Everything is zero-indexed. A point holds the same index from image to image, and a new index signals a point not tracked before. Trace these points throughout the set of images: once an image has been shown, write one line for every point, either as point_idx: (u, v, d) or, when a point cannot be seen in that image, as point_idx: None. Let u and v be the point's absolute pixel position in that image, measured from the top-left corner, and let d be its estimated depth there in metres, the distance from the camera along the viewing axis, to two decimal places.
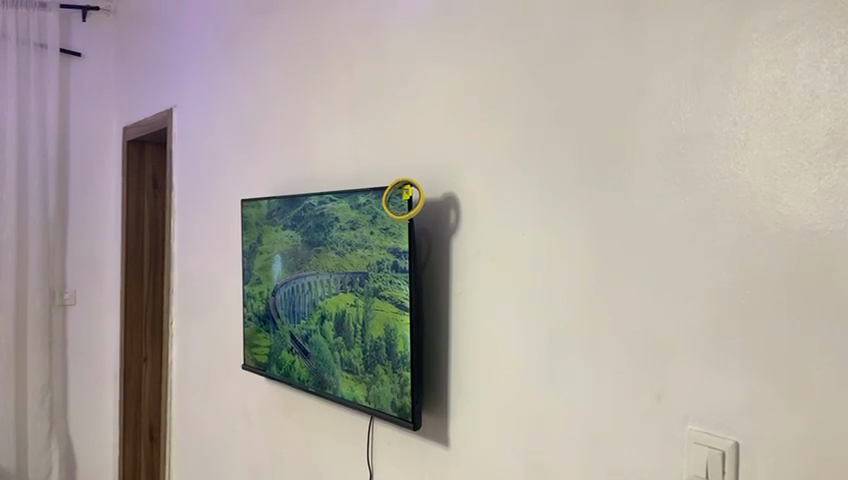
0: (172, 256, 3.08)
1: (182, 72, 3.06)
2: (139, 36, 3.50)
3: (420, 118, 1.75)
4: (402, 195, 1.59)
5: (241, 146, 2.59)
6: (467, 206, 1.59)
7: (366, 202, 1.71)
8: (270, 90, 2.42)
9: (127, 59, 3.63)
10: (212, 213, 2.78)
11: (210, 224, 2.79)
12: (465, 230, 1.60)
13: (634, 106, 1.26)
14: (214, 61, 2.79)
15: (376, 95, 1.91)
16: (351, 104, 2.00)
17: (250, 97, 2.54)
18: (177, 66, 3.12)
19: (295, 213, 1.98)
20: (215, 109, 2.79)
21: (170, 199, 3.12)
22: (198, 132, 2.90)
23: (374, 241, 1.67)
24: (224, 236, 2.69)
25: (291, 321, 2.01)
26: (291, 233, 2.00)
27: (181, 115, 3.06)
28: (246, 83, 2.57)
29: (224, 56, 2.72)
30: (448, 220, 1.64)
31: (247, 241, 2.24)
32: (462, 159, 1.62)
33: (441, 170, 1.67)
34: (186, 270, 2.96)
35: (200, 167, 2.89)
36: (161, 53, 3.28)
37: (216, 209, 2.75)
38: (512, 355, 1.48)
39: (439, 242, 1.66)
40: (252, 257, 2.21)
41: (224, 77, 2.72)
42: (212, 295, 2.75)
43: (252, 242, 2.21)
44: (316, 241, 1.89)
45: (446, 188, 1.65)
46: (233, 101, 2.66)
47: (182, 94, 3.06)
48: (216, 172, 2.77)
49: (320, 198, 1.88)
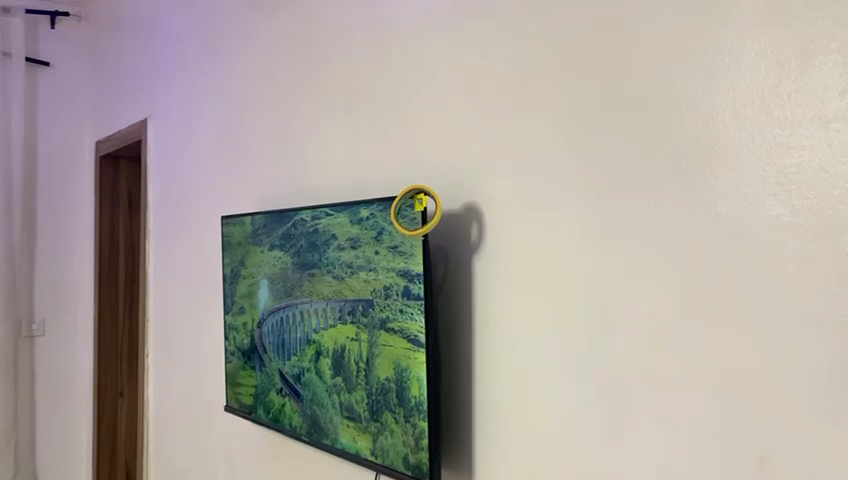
0: (148, 281, 2.78)
1: (156, 78, 2.78)
2: (111, 42, 3.22)
3: (429, 114, 1.47)
4: (415, 206, 1.31)
5: (222, 157, 2.31)
6: (491, 216, 1.31)
7: (368, 216, 1.42)
8: (253, 93, 2.14)
9: (98, 67, 3.35)
10: (190, 232, 2.49)
11: (188, 245, 2.50)
12: (488, 247, 1.31)
13: (710, 87, 0.98)
14: (192, 64, 2.52)
15: (374, 90, 1.63)
16: (346, 102, 1.72)
17: (232, 102, 2.26)
18: (150, 72, 2.84)
19: (284, 230, 1.70)
20: (193, 117, 2.51)
21: (145, 218, 2.83)
22: (175, 143, 2.62)
23: (379, 262, 1.39)
24: (203, 258, 2.39)
25: (280, 357, 1.71)
26: (280, 253, 1.71)
27: (156, 125, 2.77)
28: (227, 86, 2.29)
29: (203, 57, 2.45)
30: (467, 234, 1.36)
31: (228, 264, 1.95)
32: (483, 160, 1.34)
33: (458, 175, 1.39)
34: (164, 296, 2.67)
35: (178, 182, 2.60)
36: (133, 58, 3.00)
37: (196, 228, 2.46)
38: (554, 401, 1.20)
39: (457, 262, 1.38)
40: (233, 282, 1.93)
41: (203, 82, 2.45)
42: (191, 324, 2.45)
43: (234, 265, 1.93)
44: (309, 263, 1.61)
45: (464, 195, 1.37)
46: (213, 106, 2.37)
47: (156, 102, 2.78)
48: (195, 186, 2.48)
49: (313, 212, 1.59)
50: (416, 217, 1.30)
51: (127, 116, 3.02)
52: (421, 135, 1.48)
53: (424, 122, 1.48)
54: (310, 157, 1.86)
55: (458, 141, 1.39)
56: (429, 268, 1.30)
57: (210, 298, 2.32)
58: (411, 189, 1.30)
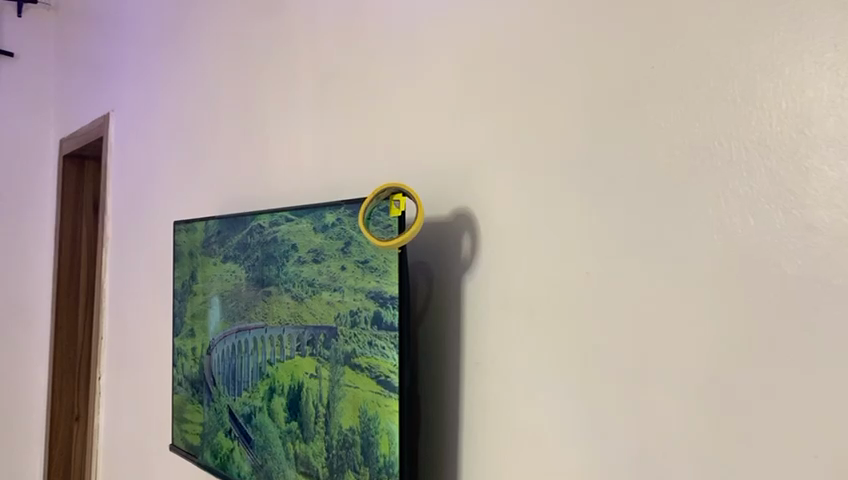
0: (104, 294, 2.49)
1: (121, 69, 2.50)
2: (79, 30, 2.95)
3: (416, 97, 1.18)
4: (390, 210, 1.02)
5: (186, 155, 2.02)
6: (488, 225, 1.02)
7: (334, 222, 1.14)
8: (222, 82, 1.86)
9: (66, 58, 3.08)
10: (148, 240, 2.21)
11: (145, 255, 2.21)
12: (484, 263, 1.02)
13: (797, 54, 0.71)
14: (160, 51, 2.24)
15: (353, 70, 1.34)
16: (321, 88, 1.44)
17: (199, 92, 1.98)
18: (115, 62, 2.56)
19: (239, 239, 1.41)
20: (158, 110, 2.22)
21: (102, 223, 2.54)
22: (137, 140, 2.34)
23: (345, 280, 1.10)
24: (160, 270, 2.10)
25: (230, 392, 1.42)
26: (234, 267, 1.42)
27: (120, 121, 2.48)
28: (194, 75, 2.02)
29: (171, 43, 2.18)
30: (457, 247, 1.07)
31: (179, 278, 1.66)
32: (480, 151, 1.05)
33: (449, 171, 1.10)
34: (120, 311, 2.36)
35: (138, 184, 2.31)
36: (100, 47, 2.73)
37: (154, 235, 2.17)
38: (564, 473, 0.91)
39: (441, 284, 1.09)
40: (184, 299, 1.63)
41: (170, 72, 2.17)
42: (144, 344, 2.15)
43: (185, 279, 1.64)
44: (265, 279, 1.32)
45: (455, 197, 1.08)
46: (179, 98, 2.10)
47: (119, 95, 2.50)
48: (155, 188, 2.20)
49: (271, 218, 1.30)
50: (392, 224, 1.01)
51: (91, 111, 2.73)
52: (405, 123, 1.20)
53: (410, 108, 1.19)
54: (279, 154, 1.57)
55: (450, 129, 1.10)
56: (406, 290, 1.01)
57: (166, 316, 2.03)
58: (385, 187, 1.00)
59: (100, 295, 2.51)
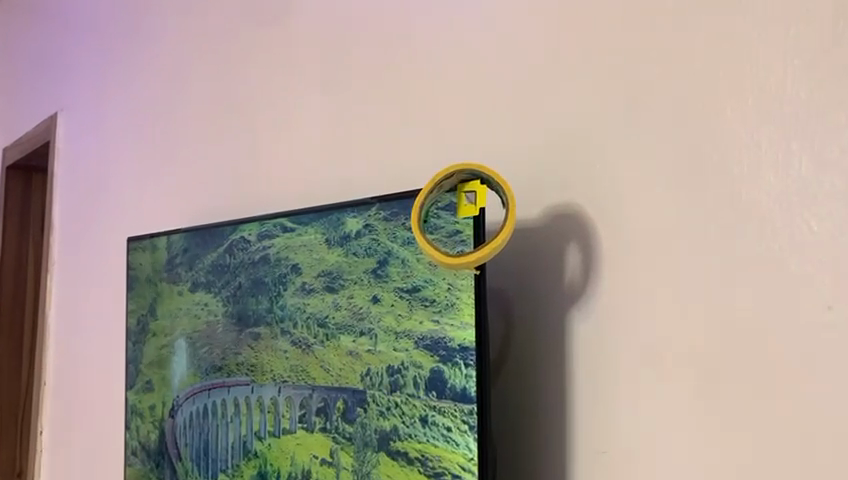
0: (48, 329, 2.06)
1: (65, 57, 2.09)
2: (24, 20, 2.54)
3: (478, 57, 0.80)
4: (459, 208, 0.64)
5: (144, 161, 1.62)
6: (615, 237, 0.64)
7: (361, 232, 0.75)
8: (188, 69, 1.45)
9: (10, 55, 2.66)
10: (101, 263, 1.80)
11: (98, 281, 1.80)
12: (609, 296, 0.64)
13: None
14: (112, 32, 1.85)
15: (375, 34, 0.95)
16: (323, 63, 1.04)
17: (160, 85, 1.57)
18: (59, 51, 2.15)
19: (214, 260, 1.02)
20: (111, 108, 1.81)
21: (46, 244, 2.11)
22: (87, 142, 1.93)
23: (380, 320, 0.72)
24: (115, 300, 1.69)
25: (202, 473, 1.02)
26: (206, 297, 1.03)
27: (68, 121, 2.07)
28: (154, 55, 1.62)
29: (124, 19, 1.78)
30: (559, 272, 0.68)
31: (134, 313, 1.26)
32: (595, 125, 0.67)
33: (540, 159, 0.71)
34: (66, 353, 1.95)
35: (89, 199, 1.90)
36: (43, 36, 2.32)
37: (108, 260, 1.76)
38: None
39: (528, 326, 0.71)
40: (140, 342, 1.23)
41: (125, 61, 1.75)
42: (96, 393, 1.73)
43: (141, 314, 1.23)
44: (251, 315, 0.92)
45: (552, 196, 0.69)
46: (135, 85, 1.70)
47: (65, 90, 2.09)
48: (108, 198, 1.79)
49: (261, 229, 0.92)
50: (465, 232, 0.63)
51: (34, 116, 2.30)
52: (461, 97, 0.81)
53: (470, 74, 0.81)
54: (259, 156, 1.16)
55: (539, 96, 0.72)
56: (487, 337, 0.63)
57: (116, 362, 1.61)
58: (452, 170, 0.62)
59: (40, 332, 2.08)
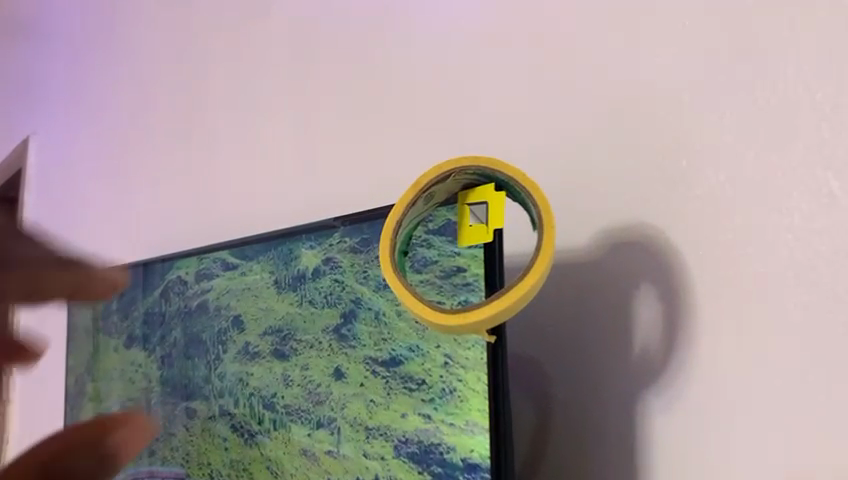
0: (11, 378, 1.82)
1: (33, 73, 1.88)
2: None
3: (478, 33, 0.55)
4: (462, 231, 0.39)
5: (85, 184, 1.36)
6: (713, 290, 0.39)
7: (320, 271, 0.51)
8: (132, 74, 1.21)
9: None
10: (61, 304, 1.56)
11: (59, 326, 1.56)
12: (706, 392, 0.39)
13: None
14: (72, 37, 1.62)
15: (337, 17, 0.70)
16: (273, 60, 0.79)
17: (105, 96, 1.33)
18: (25, 67, 1.93)
19: (150, 307, 0.77)
20: (67, 123, 1.57)
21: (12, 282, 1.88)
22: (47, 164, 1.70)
23: (344, 407, 0.47)
24: None
25: None
26: (142, 356, 0.78)
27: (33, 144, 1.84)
28: (102, 55, 1.38)
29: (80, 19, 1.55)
30: (617, 345, 0.43)
31: (73, 370, 1.01)
32: (669, 118, 0.42)
33: (578, 171, 0.47)
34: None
35: (51, 230, 1.67)
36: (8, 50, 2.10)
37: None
38: None
39: (575, 417, 0.45)
40: (77, 406, 0.99)
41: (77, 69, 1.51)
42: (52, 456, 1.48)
43: (78, 372, 0.99)
44: (186, 384, 0.68)
45: (603, 228, 0.45)
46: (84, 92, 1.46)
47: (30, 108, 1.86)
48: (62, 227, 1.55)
49: (199, 266, 0.67)
50: (472, 268, 0.38)
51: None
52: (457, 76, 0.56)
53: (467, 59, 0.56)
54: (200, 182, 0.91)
55: (575, 81, 0.48)
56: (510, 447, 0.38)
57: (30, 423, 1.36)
58: (445, 169, 0.37)
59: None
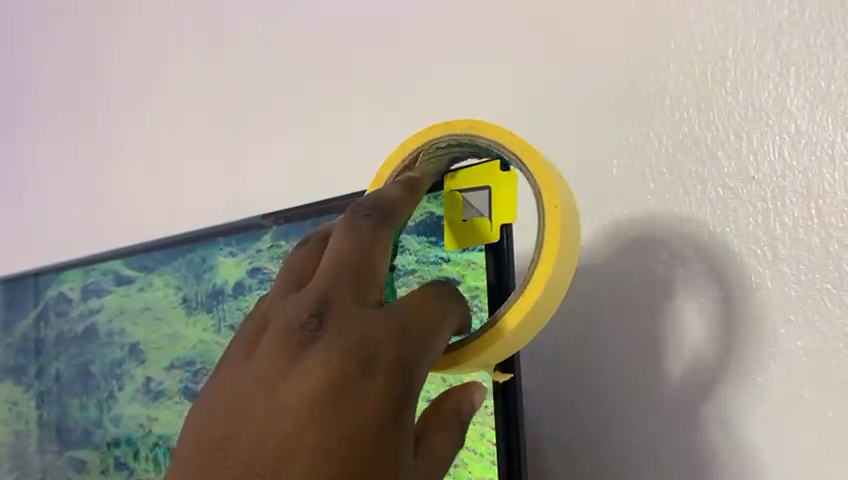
0: None
1: None
2: None
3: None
4: (453, 231, 0.30)
5: None
6: (780, 308, 0.29)
7: (246, 288, 0.39)
8: None
9: None
10: None
11: None
12: (775, 457, 0.29)
13: None
14: None
15: None
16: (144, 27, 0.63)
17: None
18: None
19: (25, 331, 0.62)
20: None
21: None
22: None
23: None
24: None
25: None
26: (15, 392, 0.63)
27: None
28: None
29: None
30: (638, 388, 0.32)
31: None
32: (707, 91, 0.32)
33: (576, 158, 0.36)
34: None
35: None
36: None
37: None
38: None
39: (579, 461, 0.34)
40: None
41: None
42: None
43: None
44: (72, 432, 0.54)
45: (614, 227, 0.34)
46: None
47: None
48: None
49: (86, 280, 0.54)
50: (468, 282, 0.29)
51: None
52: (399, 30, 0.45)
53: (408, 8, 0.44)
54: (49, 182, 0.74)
55: (569, 48, 0.37)
56: None
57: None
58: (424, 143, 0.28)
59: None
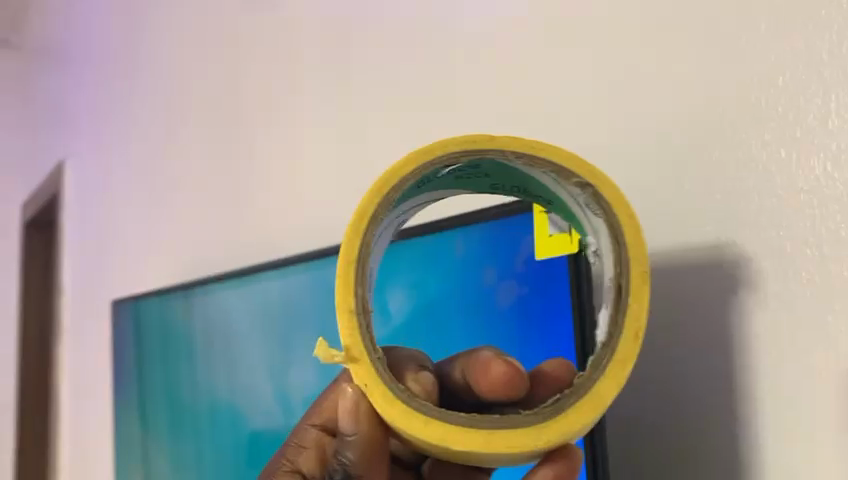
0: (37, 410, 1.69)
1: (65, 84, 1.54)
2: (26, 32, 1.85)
3: (533, 28, 0.50)
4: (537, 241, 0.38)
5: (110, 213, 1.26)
6: (829, 297, 0.35)
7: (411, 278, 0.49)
8: (159, 89, 1.08)
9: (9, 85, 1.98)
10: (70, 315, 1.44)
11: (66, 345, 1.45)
12: (834, 427, 0.35)
13: None
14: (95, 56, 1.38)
15: (371, 26, 0.64)
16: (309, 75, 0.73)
17: (116, 95, 1.26)
18: (59, 66, 1.61)
19: (227, 311, 0.76)
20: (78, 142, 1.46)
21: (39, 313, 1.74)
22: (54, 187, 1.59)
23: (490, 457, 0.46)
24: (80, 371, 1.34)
25: None
26: (222, 361, 0.77)
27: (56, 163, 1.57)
28: (125, 69, 1.23)
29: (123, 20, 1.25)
30: (717, 369, 0.39)
31: (135, 369, 0.98)
32: (761, 114, 0.38)
33: (651, 171, 0.42)
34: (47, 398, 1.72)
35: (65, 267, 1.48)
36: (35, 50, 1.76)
37: (65, 300, 1.48)
38: None
39: (670, 413, 0.41)
40: (127, 406, 1.00)
41: (87, 59, 1.44)
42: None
43: (140, 374, 0.97)
44: (270, 396, 0.67)
45: (691, 231, 0.40)
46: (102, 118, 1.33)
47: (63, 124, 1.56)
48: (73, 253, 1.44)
49: (284, 271, 0.65)
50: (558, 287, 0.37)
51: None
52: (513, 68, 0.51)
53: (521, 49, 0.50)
54: (224, 193, 0.86)
55: (648, 79, 0.43)
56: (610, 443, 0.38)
57: (73, 427, 1.36)
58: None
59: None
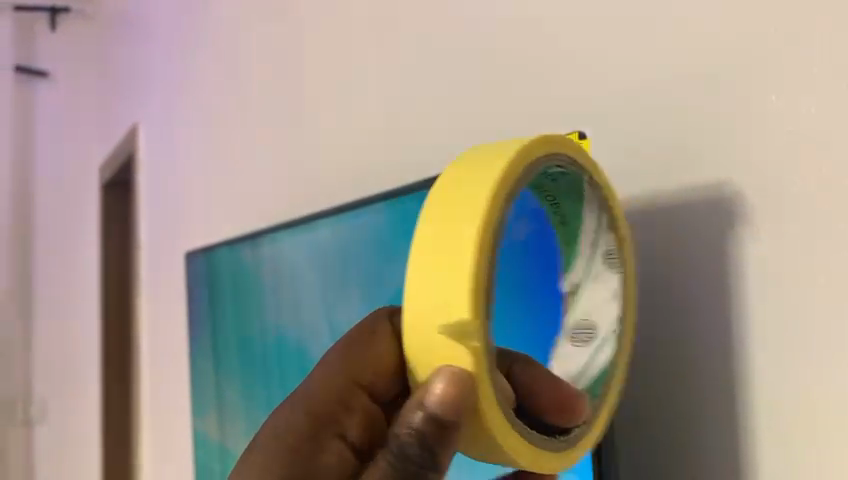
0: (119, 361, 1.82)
1: (137, 55, 1.64)
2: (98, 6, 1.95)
3: None
4: None
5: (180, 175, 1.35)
6: (812, 223, 0.40)
7: None
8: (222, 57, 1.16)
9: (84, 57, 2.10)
10: (146, 270, 1.55)
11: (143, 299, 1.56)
12: (811, 338, 0.40)
13: None
14: (163, 28, 1.46)
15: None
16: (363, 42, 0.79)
17: (182, 61, 1.34)
18: (129, 38, 1.70)
19: (286, 257, 0.84)
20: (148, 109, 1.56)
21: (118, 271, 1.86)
22: (128, 152, 1.69)
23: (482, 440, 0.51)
24: (157, 322, 1.45)
25: None
26: (283, 302, 0.85)
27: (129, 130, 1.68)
28: (190, 38, 1.31)
29: None
30: (715, 293, 0.44)
31: (207, 314, 1.08)
32: (759, 66, 0.42)
33: (668, 121, 0.46)
34: (125, 345, 1.86)
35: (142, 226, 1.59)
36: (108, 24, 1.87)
37: (141, 253, 1.59)
38: None
39: (665, 326, 0.46)
40: (201, 348, 1.09)
41: (154, 26, 1.52)
42: (145, 421, 1.51)
43: (211, 319, 1.06)
44: (327, 330, 0.75)
45: (694, 173, 0.45)
46: (170, 85, 1.41)
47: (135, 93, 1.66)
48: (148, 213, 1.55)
49: (335, 218, 0.73)
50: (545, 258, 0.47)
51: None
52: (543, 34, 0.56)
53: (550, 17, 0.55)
54: (288, 153, 0.93)
55: (661, 39, 0.47)
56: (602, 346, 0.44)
57: (150, 369, 1.48)
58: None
59: (80, 326, 1.96)
